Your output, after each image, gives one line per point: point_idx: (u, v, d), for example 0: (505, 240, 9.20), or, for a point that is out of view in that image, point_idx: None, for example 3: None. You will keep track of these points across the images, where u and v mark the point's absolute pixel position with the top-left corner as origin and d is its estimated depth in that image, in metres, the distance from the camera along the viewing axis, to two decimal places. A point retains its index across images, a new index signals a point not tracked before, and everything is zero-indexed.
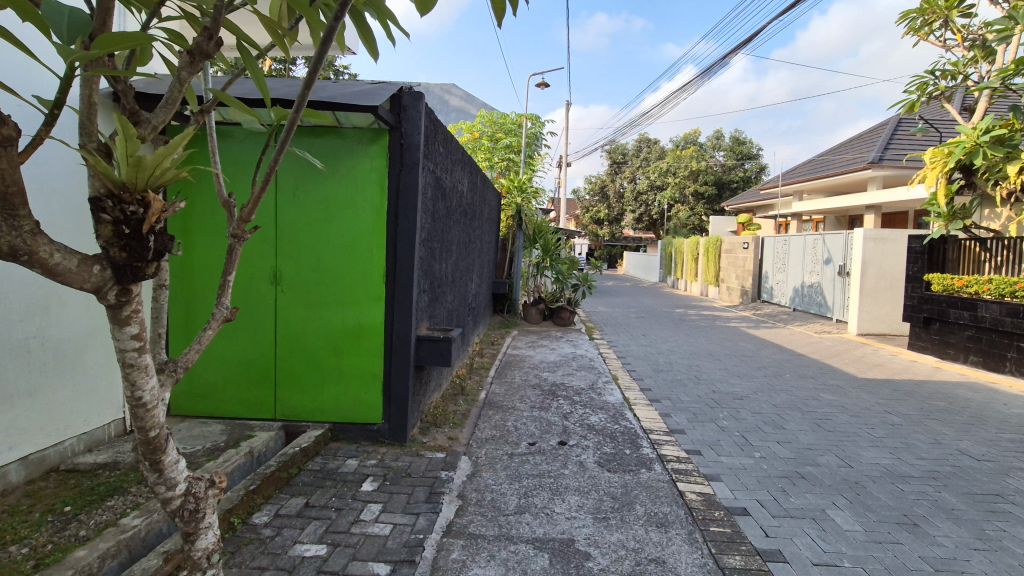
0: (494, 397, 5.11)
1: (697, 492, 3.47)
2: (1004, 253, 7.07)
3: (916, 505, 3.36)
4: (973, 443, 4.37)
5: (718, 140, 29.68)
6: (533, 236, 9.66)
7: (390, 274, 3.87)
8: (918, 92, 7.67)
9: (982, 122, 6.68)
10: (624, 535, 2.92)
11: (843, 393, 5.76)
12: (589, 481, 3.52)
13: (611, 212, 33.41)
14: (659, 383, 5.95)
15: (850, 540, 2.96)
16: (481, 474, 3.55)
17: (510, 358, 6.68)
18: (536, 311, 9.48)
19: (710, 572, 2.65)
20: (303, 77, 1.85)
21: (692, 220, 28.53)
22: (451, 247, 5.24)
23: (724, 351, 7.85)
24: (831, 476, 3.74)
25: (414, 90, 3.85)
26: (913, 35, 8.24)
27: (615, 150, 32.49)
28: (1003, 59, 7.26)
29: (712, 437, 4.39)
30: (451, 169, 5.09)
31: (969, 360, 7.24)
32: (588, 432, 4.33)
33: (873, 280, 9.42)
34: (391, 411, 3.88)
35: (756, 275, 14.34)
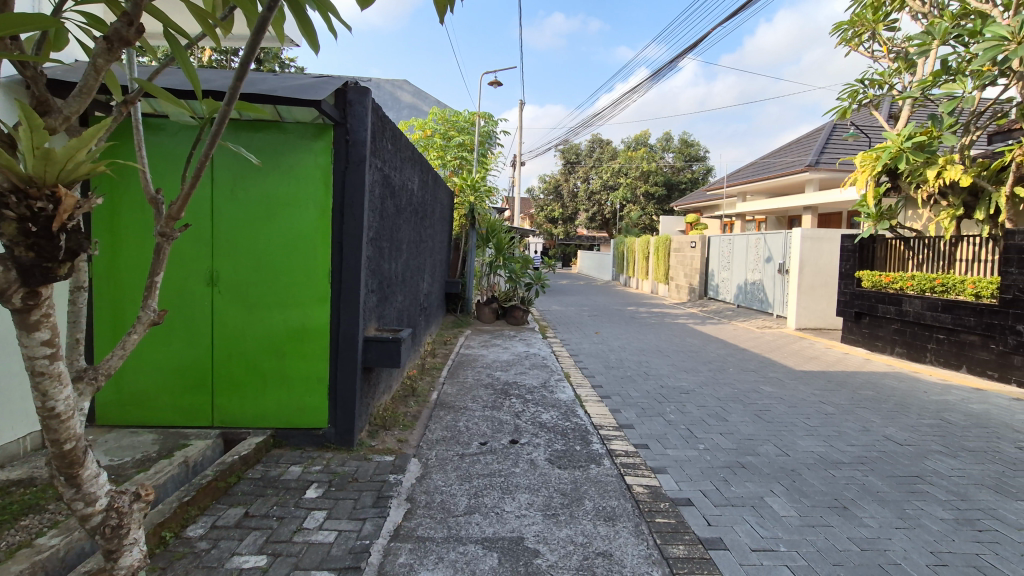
0: (446, 397, 5.07)
1: (643, 485, 3.55)
2: (926, 252, 7.59)
3: (846, 489, 3.57)
4: (897, 429, 4.68)
5: (667, 142, 30.58)
6: (486, 235, 9.63)
7: (335, 274, 3.77)
8: (849, 99, 8.14)
9: (905, 129, 7.12)
10: (572, 530, 2.96)
11: (781, 385, 6.06)
12: (539, 479, 3.53)
13: (565, 211, 33.82)
14: (610, 379, 6.07)
15: (785, 525, 3.10)
16: (430, 476, 3.50)
17: (463, 357, 6.64)
18: (490, 310, 9.47)
19: (655, 563, 2.71)
20: (234, 68, 1.77)
21: (643, 220, 29.30)
22: (401, 247, 5.16)
23: (672, 347, 8.07)
24: (769, 465, 3.91)
25: (360, 85, 3.75)
26: (845, 45, 8.73)
27: (569, 151, 32.93)
28: (922, 71, 7.80)
29: (660, 431, 4.51)
30: (401, 167, 5.01)
31: (895, 351, 7.74)
32: (539, 431, 4.35)
33: (810, 277, 9.94)
34: (337, 415, 3.77)
35: (703, 273, 14.84)
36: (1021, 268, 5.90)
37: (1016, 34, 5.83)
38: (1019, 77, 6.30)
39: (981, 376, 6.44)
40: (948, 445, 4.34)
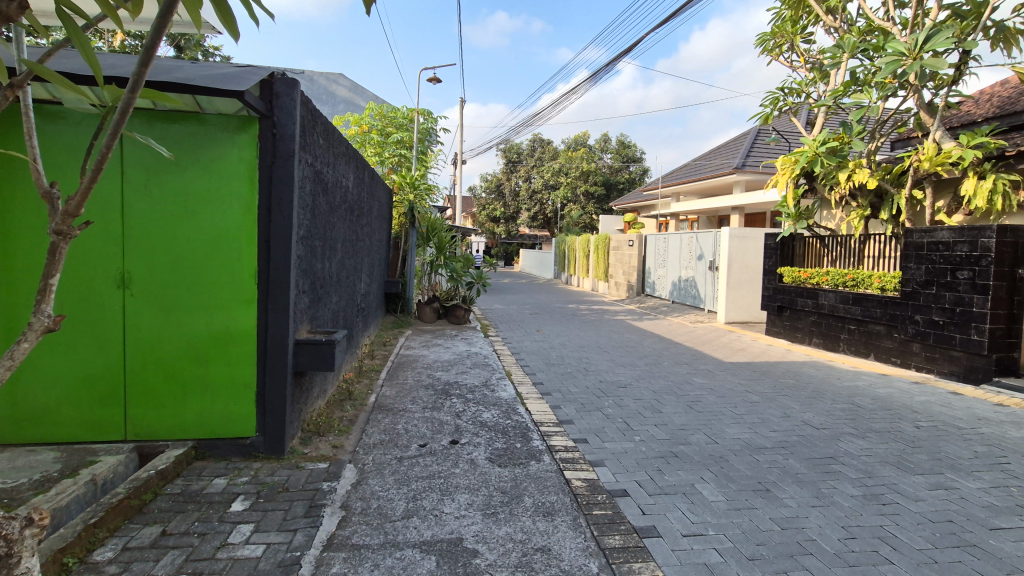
0: (384, 400, 4.95)
1: (582, 478, 3.62)
2: (839, 249, 8.20)
3: (769, 472, 3.79)
4: (814, 414, 5.03)
5: (605, 143, 31.38)
6: (427, 234, 9.48)
7: (262, 275, 3.58)
8: (771, 105, 8.64)
9: (820, 135, 7.63)
10: (512, 527, 2.97)
11: (711, 376, 6.36)
12: (479, 478, 3.52)
13: (507, 210, 33.98)
14: (551, 376, 6.15)
15: (714, 510, 3.25)
16: (367, 482, 3.41)
17: (403, 358, 6.52)
18: (431, 310, 9.34)
19: (592, 554, 2.77)
20: (139, 52, 1.64)
21: (583, 218, 29.97)
22: (336, 246, 4.98)
23: (611, 343, 8.27)
24: (700, 453, 4.08)
25: (288, 76, 3.59)
26: (767, 55, 9.26)
27: (510, 150, 33.11)
28: (834, 81, 8.40)
29: (598, 425, 4.61)
30: (334, 164, 4.85)
31: (813, 342, 8.31)
32: (479, 430, 4.34)
33: (738, 273, 10.49)
34: (266, 423, 3.59)
35: (640, 270, 15.34)
36: (918, 263, 6.49)
37: (912, 51, 6.39)
38: (916, 90, 6.91)
39: (886, 363, 7.03)
40: (857, 427, 4.71)
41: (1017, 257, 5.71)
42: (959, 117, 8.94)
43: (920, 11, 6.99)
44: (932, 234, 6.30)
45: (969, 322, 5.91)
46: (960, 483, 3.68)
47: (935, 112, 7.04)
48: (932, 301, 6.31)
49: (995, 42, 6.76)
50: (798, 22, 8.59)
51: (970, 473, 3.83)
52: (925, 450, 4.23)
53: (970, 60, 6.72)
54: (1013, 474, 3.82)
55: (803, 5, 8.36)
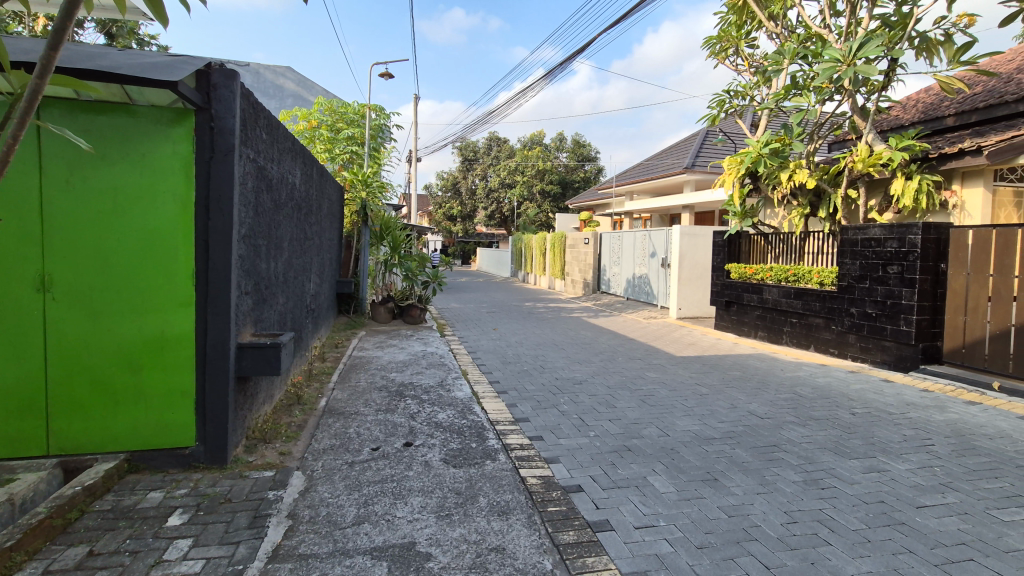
0: (336, 404, 4.81)
1: (537, 475, 3.63)
2: (781, 246, 8.57)
3: (717, 462, 3.92)
4: (759, 404, 5.24)
5: (561, 142, 31.73)
6: (380, 232, 9.28)
7: (200, 276, 3.40)
8: (718, 107, 8.94)
9: (763, 137, 7.94)
10: (466, 529, 2.93)
11: (663, 370, 6.53)
12: (433, 480, 3.47)
13: (464, 208, 33.82)
14: (507, 375, 6.15)
15: (665, 501, 3.33)
16: (316, 489, 3.30)
17: (356, 360, 6.36)
18: (385, 310, 9.18)
19: (547, 551, 2.78)
20: (47, 35, 1.51)
21: (540, 217, 30.19)
22: (282, 245, 4.81)
23: (567, 340, 8.36)
24: (652, 446, 4.17)
25: (227, 68, 3.43)
26: (714, 58, 9.56)
27: (466, 148, 32.96)
28: (776, 85, 8.77)
29: (554, 421, 4.64)
30: (279, 159, 4.67)
31: (758, 335, 8.66)
32: (435, 431, 4.28)
33: (688, 270, 10.82)
34: (207, 431, 3.42)
35: (596, 267, 15.58)
36: (853, 259, 6.87)
37: (847, 57, 6.75)
38: (850, 95, 7.29)
39: (825, 354, 7.40)
40: (799, 416, 4.94)
41: (940, 253, 6.12)
42: (887, 120, 9.53)
43: (853, 21, 7.39)
44: (865, 232, 6.68)
45: (898, 313, 6.29)
46: (891, 466, 3.91)
47: (867, 116, 7.45)
48: (866, 295, 6.69)
49: (920, 51, 7.22)
50: (742, 27, 8.92)
51: (900, 456, 4.08)
52: (860, 435, 4.48)
53: (898, 68, 7.14)
54: (937, 455, 4.10)
55: (747, 11, 8.68)
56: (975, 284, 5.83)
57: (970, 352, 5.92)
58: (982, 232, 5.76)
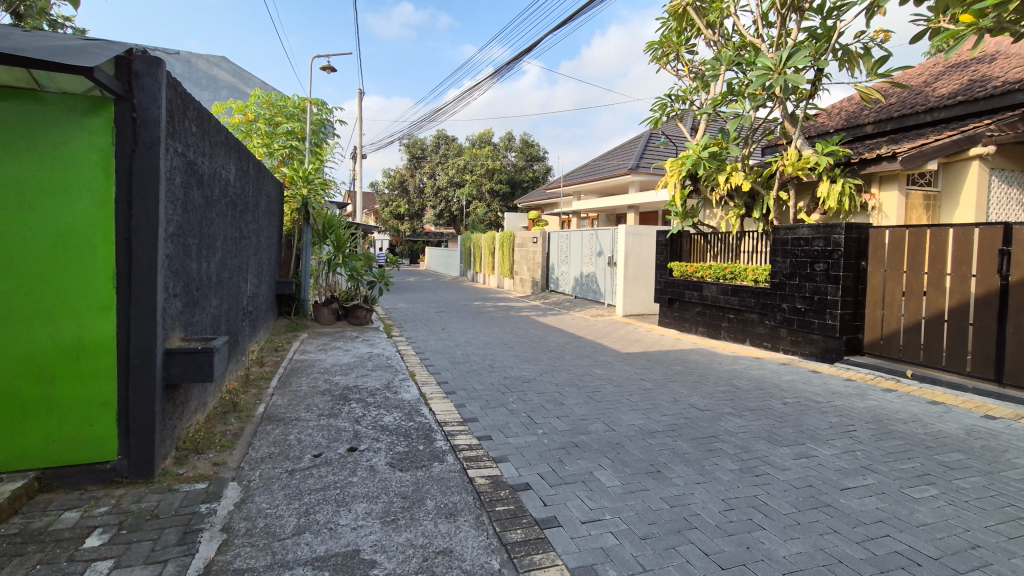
0: (275, 410, 4.62)
1: (485, 475, 3.62)
2: (719, 245, 8.96)
3: (660, 455, 4.04)
4: (699, 397, 5.46)
5: (509, 142, 31.92)
6: (323, 231, 8.97)
7: (122, 277, 3.17)
8: (660, 111, 9.22)
9: (702, 140, 8.28)
10: (412, 533, 2.88)
11: (609, 366, 6.69)
12: (378, 485, 3.39)
13: (412, 207, 33.33)
14: (456, 374, 6.11)
15: (611, 495, 3.40)
16: (253, 499, 3.15)
17: (297, 364, 6.12)
18: (329, 311, 8.90)
19: (494, 551, 2.78)
20: None
21: (489, 216, 30.22)
22: (215, 244, 4.56)
23: (515, 339, 8.39)
24: (598, 441, 4.25)
25: (150, 55, 3.21)
26: (656, 63, 9.83)
27: (414, 145, 32.49)
28: (714, 90, 9.13)
29: (502, 421, 4.63)
30: (211, 154, 4.42)
31: (698, 331, 9.02)
32: (380, 434, 4.19)
33: (633, 268, 11.14)
34: (131, 443, 3.20)
35: (544, 266, 15.76)
36: (785, 257, 7.28)
37: (778, 66, 7.13)
38: (781, 102, 7.69)
39: (759, 347, 7.80)
40: (735, 407, 5.18)
41: (861, 251, 6.58)
42: (815, 127, 10.16)
43: (784, 31, 7.81)
44: (795, 232, 7.11)
45: (824, 308, 6.73)
46: (818, 451, 4.17)
47: (796, 122, 7.90)
48: (796, 291, 7.11)
49: (843, 63, 7.72)
50: (683, 33, 9.24)
51: (826, 441, 4.36)
52: (791, 424, 4.74)
53: (824, 77, 7.61)
54: (859, 440, 4.40)
55: (686, 18, 9.00)
56: (890, 280, 6.29)
57: (887, 343, 6.39)
58: (897, 232, 6.22)
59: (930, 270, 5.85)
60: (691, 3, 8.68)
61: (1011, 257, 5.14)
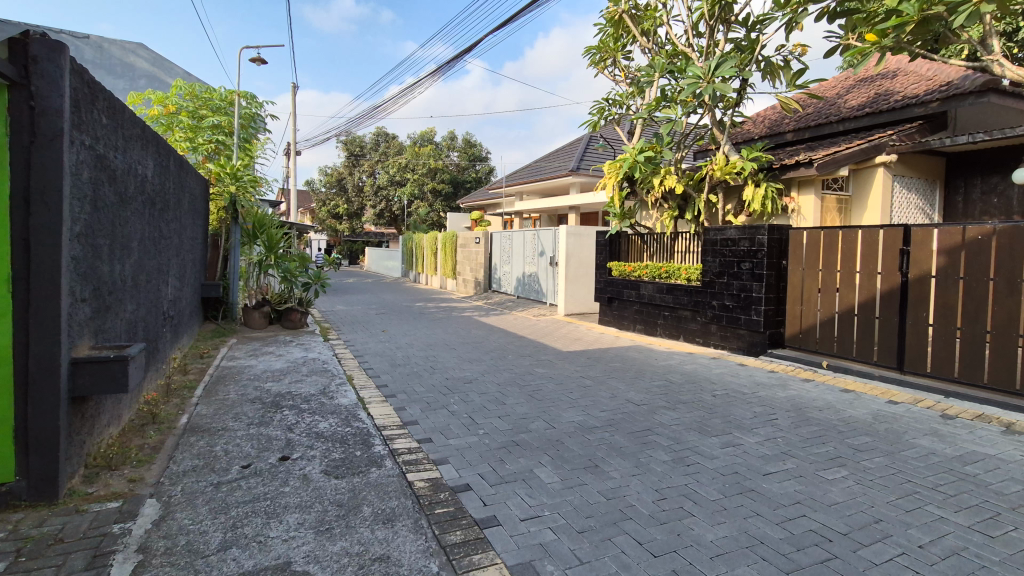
0: (199, 420, 4.36)
1: (424, 478, 3.58)
2: (655, 245, 9.30)
3: (598, 450, 4.15)
4: (636, 392, 5.65)
5: (452, 141, 31.79)
6: (253, 231, 8.59)
7: (19, 280, 2.88)
8: (598, 114, 9.47)
9: (638, 144, 8.57)
10: (348, 541, 2.81)
11: (550, 365, 6.79)
12: (312, 494, 3.28)
13: (351, 206, 32.44)
14: (396, 377, 6.00)
15: (550, 491, 3.46)
16: (174, 516, 2.96)
17: (224, 371, 5.81)
18: (260, 314, 8.49)
19: (432, 554, 2.75)
20: None
21: (431, 216, 29.93)
22: (131, 245, 4.25)
23: (457, 340, 8.35)
24: (538, 439, 4.31)
25: (51, 39, 2.95)
26: (594, 67, 10.08)
27: (352, 143, 31.63)
28: (649, 96, 9.46)
29: (443, 422, 4.60)
30: (124, 147, 4.12)
31: (636, 328, 9.33)
32: (315, 441, 4.05)
33: (574, 268, 11.37)
34: (30, 463, 2.91)
35: (486, 266, 15.77)
36: (714, 257, 7.68)
37: (707, 75, 7.49)
38: (710, 109, 8.09)
39: (692, 342, 8.17)
40: (669, 400, 5.40)
41: (782, 251, 7.04)
42: (741, 133, 10.77)
43: (712, 42, 8.22)
44: (723, 233, 7.51)
45: (750, 305, 7.16)
46: (743, 440, 4.42)
47: (724, 129, 8.34)
48: (725, 289, 7.51)
49: (765, 73, 8.21)
50: (619, 40, 9.51)
51: (751, 430, 4.63)
52: (719, 415, 4.99)
53: (748, 87, 8.08)
54: (779, 427, 4.71)
55: (622, 25, 9.28)
56: (807, 278, 6.76)
57: (805, 337, 6.86)
58: (813, 234, 6.69)
59: (842, 268, 6.33)
60: (627, 11, 8.96)
61: (910, 256, 5.65)
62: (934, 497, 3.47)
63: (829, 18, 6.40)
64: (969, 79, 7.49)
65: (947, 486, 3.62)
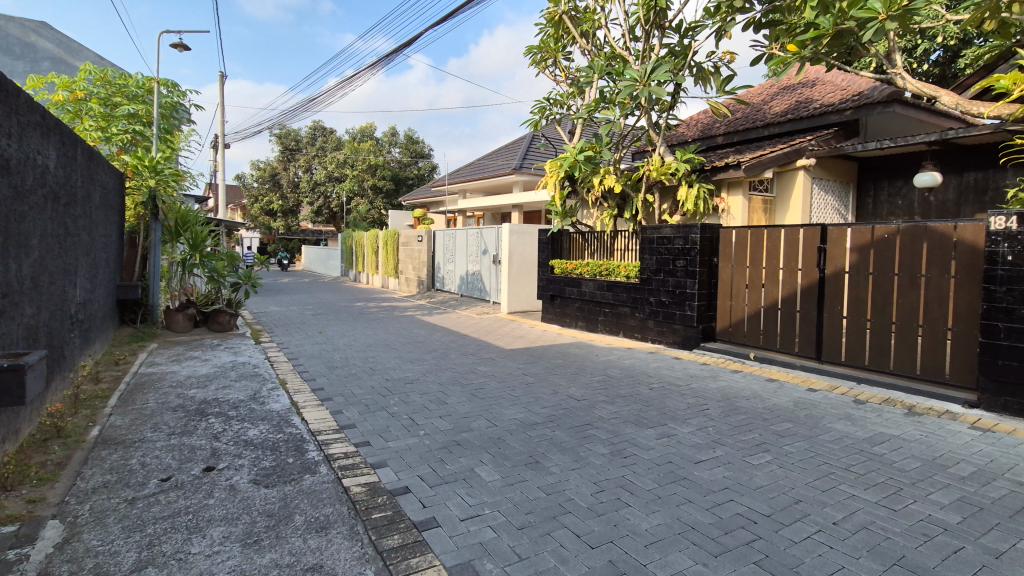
0: (113, 432, 4.05)
1: (361, 483, 3.49)
2: (595, 244, 9.51)
3: (539, 445, 4.19)
4: (576, 388, 5.75)
5: (393, 137, 31.22)
6: (176, 228, 8.09)
7: None
8: (539, 113, 9.57)
9: (578, 143, 8.72)
10: (278, 553, 2.69)
11: (493, 363, 6.79)
12: (240, 505, 3.11)
13: (286, 203, 31.10)
14: (333, 380, 5.81)
15: (490, 489, 3.46)
16: (81, 537, 2.73)
17: (143, 378, 5.41)
18: (184, 317, 8.03)
19: (368, 561, 2.68)
20: None
21: (372, 214, 29.25)
22: (29, 242, 3.87)
23: (398, 340, 8.19)
24: (479, 438, 4.30)
25: None
26: (535, 67, 10.16)
27: (287, 136, 30.35)
28: (589, 96, 9.64)
29: (382, 425, 4.50)
30: (20, 135, 3.73)
31: (578, 325, 9.51)
32: (243, 450, 3.86)
33: (517, 266, 11.45)
34: None
35: (429, 265, 15.58)
36: (651, 255, 7.95)
37: (643, 78, 7.71)
38: (646, 112, 8.35)
39: (631, 338, 8.42)
40: (608, 395, 5.54)
41: (713, 249, 7.38)
42: (676, 136, 11.18)
43: (648, 46, 8.47)
44: (659, 232, 7.78)
45: (684, 300, 7.47)
46: (677, 430, 4.60)
47: (659, 131, 8.63)
48: (661, 286, 7.79)
49: (697, 79, 8.57)
50: (559, 41, 9.63)
51: (684, 421, 4.82)
52: (655, 407, 5.17)
53: (682, 90, 8.40)
54: (710, 417, 4.94)
55: (562, 26, 9.40)
56: (736, 274, 7.12)
57: (735, 330, 7.23)
58: (741, 233, 7.06)
59: (767, 264, 6.71)
60: (567, 12, 9.08)
61: (827, 254, 6.06)
62: (847, 476, 3.75)
63: (755, 28, 6.77)
64: (877, 90, 8.11)
65: (858, 466, 3.92)
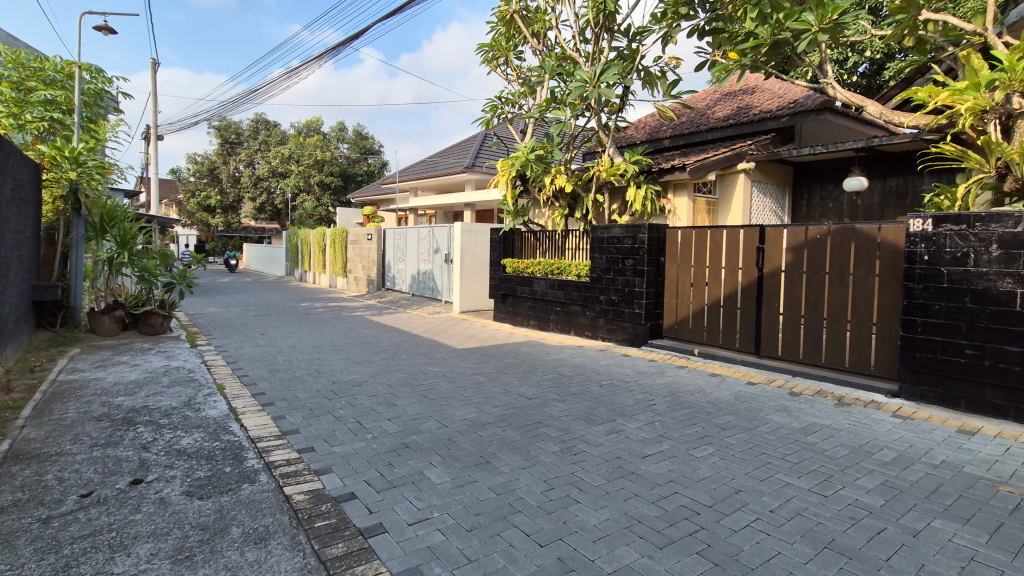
0: (26, 446, 3.72)
1: (305, 491, 3.36)
2: (546, 243, 9.59)
3: (490, 445, 4.18)
4: (527, 387, 5.76)
5: (341, 133, 30.43)
6: (102, 224, 7.49)
7: None
8: (491, 112, 9.54)
9: (530, 142, 8.76)
10: (212, 569, 2.54)
11: (444, 363, 6.72)
12: (171, 519, 2.93)
13: (225, 198, 29.61)
14: (276, 384, 5.58)
15: (439, 491, 3.41)
16: None
17: (62, 387, 5.01)
18: (111, 320, 7.57)
19: (310, 571, 2.59)
20: None
21: (319, 211, 28.37)
22: None
23: (346, 341, 7.96)
24: (429, 440, 4.23)
25: None
26: (487, 65, 10.11)
27: (227, 129, 28.96)
28: (540, 96, 9.68)
29: (327, 429, 4.36)
30: None
31: (529, 324, 9.56)
32: (176, 460, 3.64)
33: (469, 266, 11.41)
34: None
35: (380, 264, 15.26)
36: (601, 254, 8.09)
37: (593, 79, 7.83)
38: (596, 113, 8.49)
39: (582, 336, 8.54)
40: (559, 393, 5.59)
41: (660, 248, 7.59)
42: (624, 137, 11.43)
43: (597, 48, 8.60)
44: (609, 231, 7.93)
45: (633, 299, 7.65)
46: (625, 426, 4.69)
47: (609, 132, 8.79)
48: (611, 284, 7.95)
49: (645, 82, 8.78)
50: (511, 40, 9.63)
51: (632, 417, 4.93)
52: (604, 404, 5.25)
53: (630, 93, 8.59)
54: (657, 412, 5.07)
55: (514, 25, 9.43)
56: (682, 273, 7.34)
57: (680, 327, 7.46)
58: (686, 233, 7.28)
59: (710, 263, 6.95)
60: (518, 11, 9.12)
61: (765, 253, 6.35)
62: (783, 465, 3.94)
63: (699, 35, 7.00)
64: (811, 98, 8.56)
65: (793, 455, 4.13)
